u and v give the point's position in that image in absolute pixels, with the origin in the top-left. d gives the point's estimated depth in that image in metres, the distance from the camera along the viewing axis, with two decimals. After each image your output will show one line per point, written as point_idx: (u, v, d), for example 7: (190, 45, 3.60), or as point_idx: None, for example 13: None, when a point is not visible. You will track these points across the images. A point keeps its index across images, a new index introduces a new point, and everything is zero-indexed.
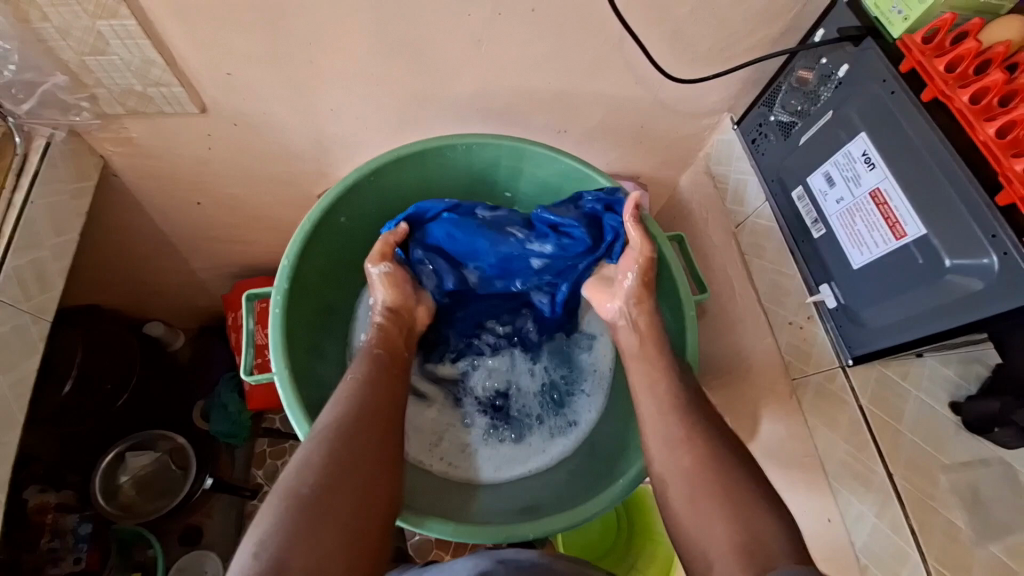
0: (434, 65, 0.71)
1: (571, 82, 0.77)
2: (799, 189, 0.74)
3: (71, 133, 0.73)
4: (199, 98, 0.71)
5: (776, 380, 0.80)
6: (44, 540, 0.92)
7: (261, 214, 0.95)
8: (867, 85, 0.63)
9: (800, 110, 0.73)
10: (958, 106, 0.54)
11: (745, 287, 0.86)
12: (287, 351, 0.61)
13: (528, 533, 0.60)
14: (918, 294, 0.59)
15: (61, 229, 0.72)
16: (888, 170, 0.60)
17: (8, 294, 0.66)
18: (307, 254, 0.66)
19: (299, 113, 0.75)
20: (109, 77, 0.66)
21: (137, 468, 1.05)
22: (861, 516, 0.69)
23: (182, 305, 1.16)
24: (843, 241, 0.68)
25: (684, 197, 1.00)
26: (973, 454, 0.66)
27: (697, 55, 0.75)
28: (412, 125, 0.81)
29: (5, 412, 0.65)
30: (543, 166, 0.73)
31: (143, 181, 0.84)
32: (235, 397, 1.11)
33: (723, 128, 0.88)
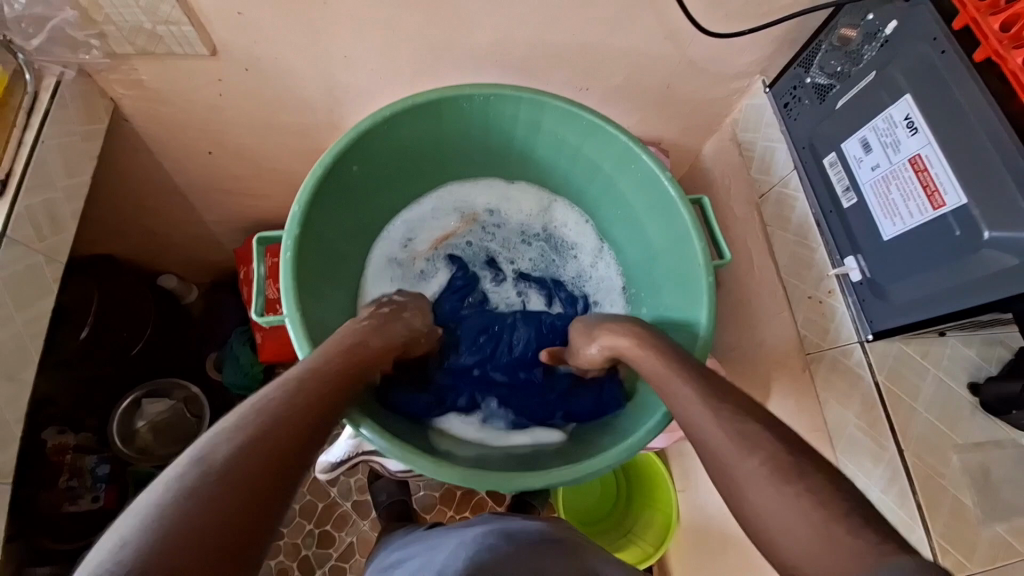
0: (453, 11, 0.67)
1: (598, 35, 0.73)
2: (832, 156, 0.70)
3: (80, 73, 0.72)
4: (210, 40, 0.68)
5: (790, 356, 0.79)
6: (63, 479, 0.94)
7: (273, 168, 0.93)
8: (916, 43, 0.58)
9: (840, 72, 0.69)
10: (1011, 68, 0.50)
11: (764, 259, 0.84)
12: (298, 296, 0.61)
13: (536, 483, 0.58)
14: (949, 269, 0.56)
15: (73, 171, 0.72)
16: (932, 136, 0.57)
17: (21, 234, 0.66)
18: (318, 201, 0.65)
19: (311, 58, 0.72)
20: (118, 13, 0.64)
21: (154, 414, 1.06)
22: (867, 490, 0.69)
23: (194, 259, 1.17)
24: (875, 210, 0.65)
25: (707, 165, 0.97)
26: (988, 435, 0.66)
27: (732, 9, 0.70)
28: (428, 77, 0.78)
29: (22, 349, 0.66)
30: (562, 122, 0.70)
31: (153, 127, 0.83)
32: (246, 350, 1.13)
33: (753, 92, 0.84)
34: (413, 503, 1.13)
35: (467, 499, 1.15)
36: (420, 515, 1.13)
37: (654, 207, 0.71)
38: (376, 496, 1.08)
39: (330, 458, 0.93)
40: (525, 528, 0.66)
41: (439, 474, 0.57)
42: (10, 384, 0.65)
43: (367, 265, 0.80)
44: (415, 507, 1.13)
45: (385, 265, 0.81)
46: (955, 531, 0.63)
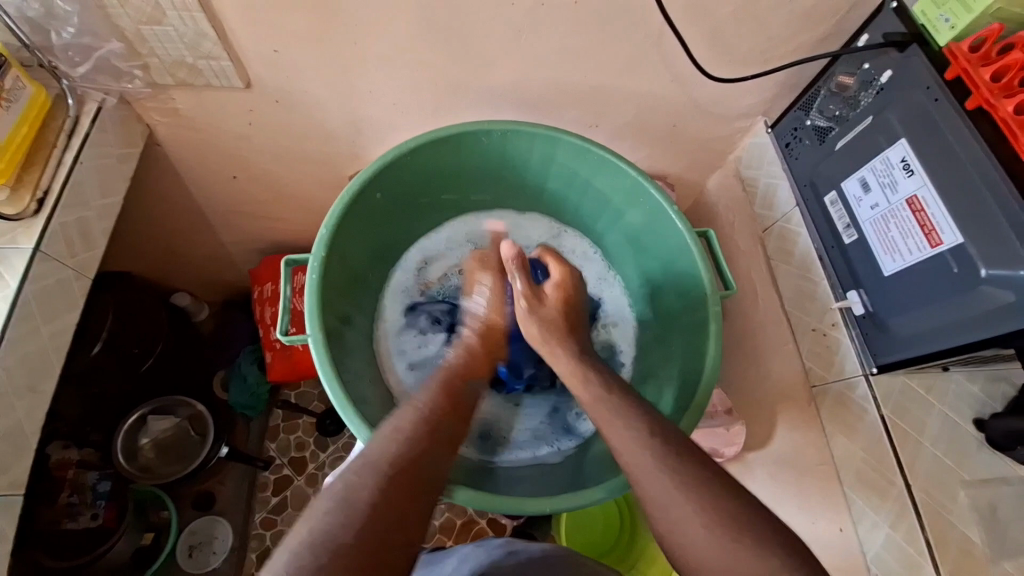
0: (472, 52, 0.72)
1: (608, 76, 0.77)
2: (833, 194, 0.73)
3: (121, 100, 0.76)
4: (245, 73, 0.73)
5: (795, 389, 0.79)
6: (64, 494, 0.92)
7: (293, 193, 0.97)
8: (910, 92, 0.62)
9: (838, 116, 0.72)
10: (1003, 115, 0.53)
11: (768, 291, 0.85)
12: (321, 315, 0.63)
13: (545, 509, 0.58)
14: (948, 304, 0.58)
15: (106, 191, 0.75)
16: (928, 178, 0.60)
17: (54, 249, 0.69)
18: (343, 226, 0.68)
19: (337, 93, 0.77)
20: (162, 47, 0.69)
21: (158, 431, 1.08)
22: (874, 526, 0.69)
23: (209, 278, 1.19)
24: (876, 248, 0.67)
25: (711, 199, 1.00)
26: (994, 473, 0.67)
27: (735, 56, 0.75)
28: (447, 112, 0.82)
29: (44, 360, 0.68)
30: (575, 155, 0.74)
31: (183, 151, 0.87)
32: (254, 369, 1.15)
33: (756, 132, 0.88)
34: None
35: (468, 528, 1.13)
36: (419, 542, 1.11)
37: (667, 239, 0.73)
38: None
39: None
40: (531, 547, 0.66)
41: (465, 499, 0.58)
42: (31, 395, 0.66)
43: (384, 294, 0.83)
44: None
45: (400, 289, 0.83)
46: (963, 568, 0.63)
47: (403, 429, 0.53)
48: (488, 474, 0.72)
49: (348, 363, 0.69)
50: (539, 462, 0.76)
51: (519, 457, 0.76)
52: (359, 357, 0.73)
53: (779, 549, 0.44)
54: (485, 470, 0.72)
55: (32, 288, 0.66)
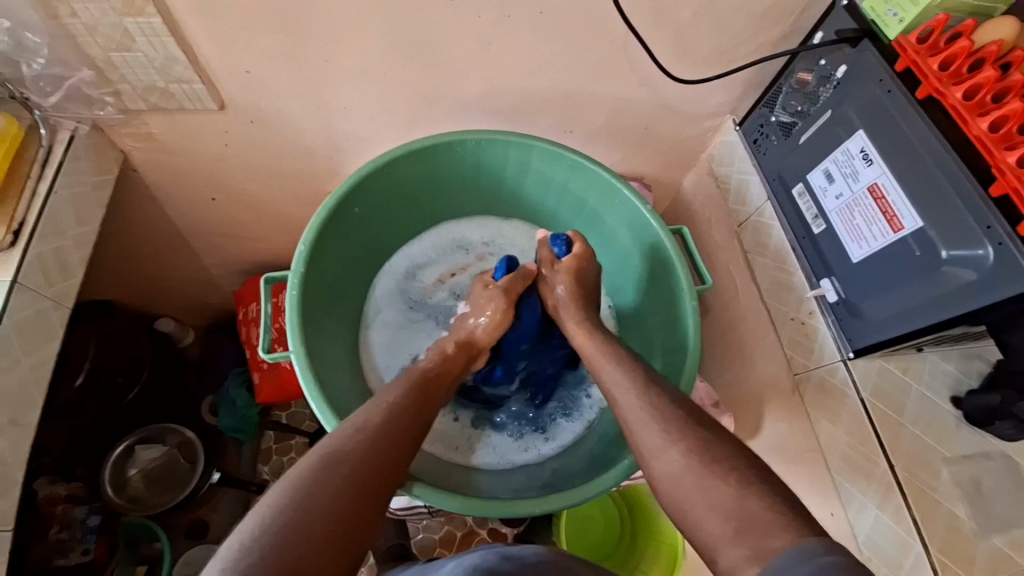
0: (443, 64, 0.73)
1: (578, 82, 0.79)
2: (800, 186, 0.76)
3: (94, 127, 0.76)
4: (218, 95, 0.74)
5: (779, 377, 0.81)
6: (53, 530, 0.91)
7: (273, 211, 0.97)
8: (865, 85, 0.65)
9: (800, 111, 0.75)
10: (952, 102, 0.56)
11: (748, 284, 0.87)
12: (303, 334, 0.63)
13: (535, 511, 0.58)
14: (914, 287, 0.60)
15: (82, 219, 0.75)
16: (886, 166, 0.62)
17: (31, 280, 0.68)
18: (321, 241, 0.69)
19: (314, 111, 0.77)
20: (133, 73, 0.69)
21: (147, 461, 1.05)
22: (864, 509, 0.70)
23: (193, 302, 1.18)
24: (842, 235, 0.69)
25: (688, 197, 1.02)
26: (976, 448, 0.68)
27: (698, 58, 0.77)
28: (422, 124, 0.83)
29: (23, 393, 0.67)
30: (548, 161, 0.75)
31: (160, 176, 0.87)
32: (242, 391, 1.14)
33: (725, 130, 0.90)
34: (411, 545, 1.10)
35: (467, 539, 1.12)
36: (418, 557, 1.09)
37: (644, 239, 0.74)
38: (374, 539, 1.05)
39: None
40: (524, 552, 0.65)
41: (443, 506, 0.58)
42: (12, 429, 0.65)
43: (367, 301, 0.83)
44: (413, 549, 1.10)
45: (385, 299, 0.84)
46: (953, 544, 0.64)
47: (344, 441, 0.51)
48: (459, 475, 0.74)
49: (332, 378, 0.69)
50: (519, 466, 0.77)
51: (493, 462, 0.77)
52: (340, 371, 0.73)
53: None
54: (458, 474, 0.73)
55: (10, 321, 0.65)
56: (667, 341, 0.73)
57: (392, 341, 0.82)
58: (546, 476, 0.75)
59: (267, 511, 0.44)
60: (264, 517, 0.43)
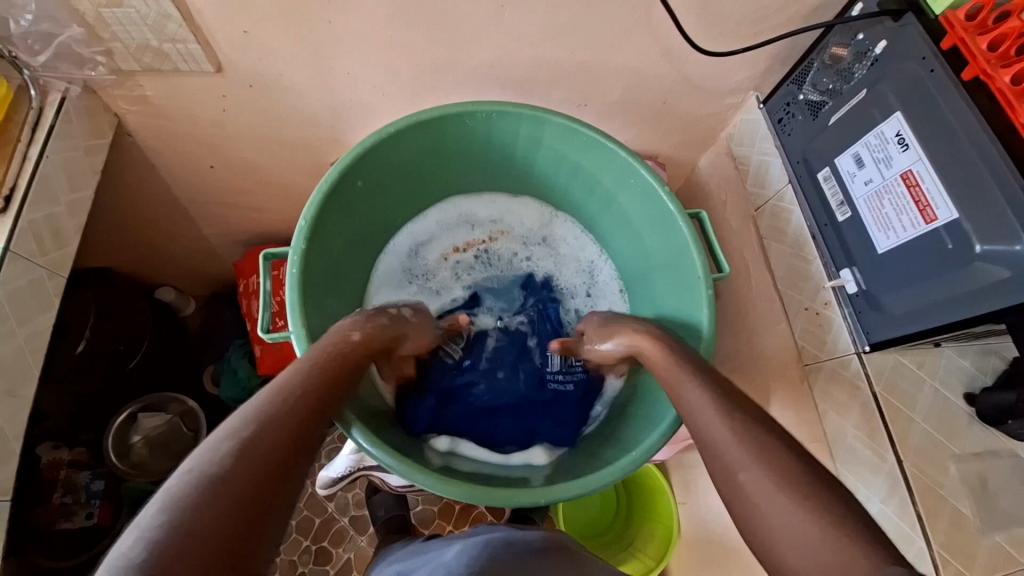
0: (453, 28, 0.68)
1: (595, 53, 0.74)
2: (826, 171, 0.72)
3: (86, 89, 0.72)
4: (215, 57, 0.70)
5: (789, 367, 0.79)
6: (57, 495, 0.93)
7: (273, 181, 0.94)
8: (905, 63, 0.60)
9: (832, 89, 0.71)
10: (999, 86, 0.52)
11: (761, 271, 0.85)
12: (304, 311, 0.62)
13: (538, 500, 0.57)
14: (942, 282, 0.57)
15: (76, 185, 0.72)
16: (923, 152, 0.58)
17: (24, 248, 0.66)
18: (325, 215, 0.66)
19: (315, 76, 0.73)
20: (125, 31, 0.65)
21: (150, 429, 1.05)
22: (867, 502, 0.70)
23: (194, 272, 1.17)
24: (869, 224, 0.66)
25: (703, 178, 0.98)
26: (984, 446, 0.67)
27: (725, 30, 0.72)
28: (430, 94, 0.79)
29: (21, 363, 0.66)
30: (562, 137, 0.72)
31: (157, 142, 0.83)
32: (244, 363, 1.12)
33: (748, 108, 0.86)
34: (411, 517, 1.11)
35: (467, 513, 1.13)
36: (418, 529, 1.11)
37: (659, 222, 0.72)
38: (374, 511, 1.06)
39: (331, 473, 0.99)
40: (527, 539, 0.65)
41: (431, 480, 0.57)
42: (10, 399, 0.65)
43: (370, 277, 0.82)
44: (413, 521, 1.11)
45: (390, 276, 0.83)
46: (955, 541, 0.63)
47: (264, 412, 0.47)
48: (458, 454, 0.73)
49: None
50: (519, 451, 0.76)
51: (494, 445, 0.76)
52: None
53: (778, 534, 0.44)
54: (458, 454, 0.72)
55: (4, 290, 0.64)
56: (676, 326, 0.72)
57: None
58: (547, 465, 0.72)
59: (172, 492, 0.40)
60: (192, 474, 0.41)
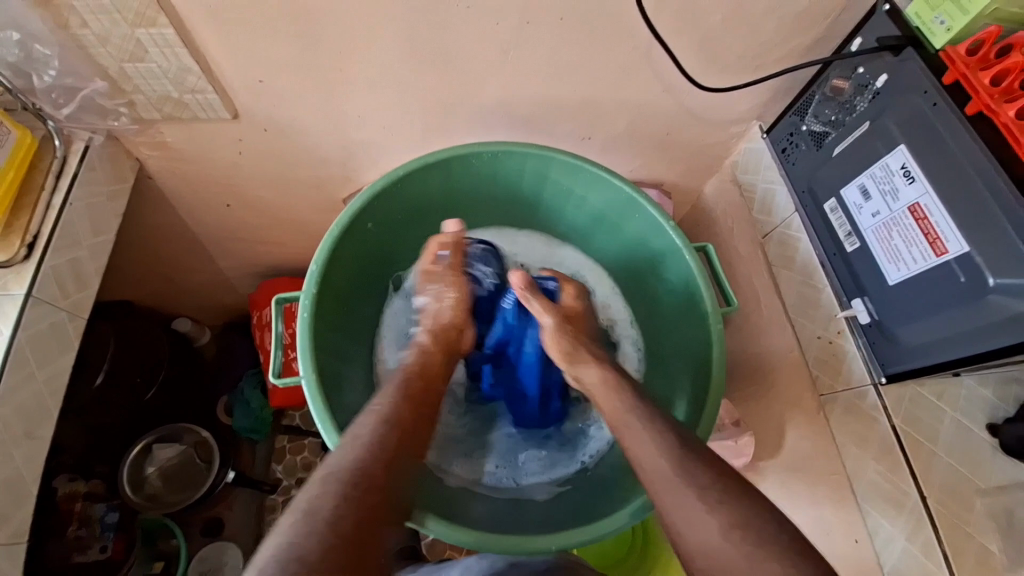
0: (459, 72, 0.71)
1: (598, 89, 0.76)
2: (832, 202, 0.72)
3: (108, 137, 0.76)
4: (232, 104, 0.73)
5: (802, 396, 0.78)
6: (72, 528, 0.91)
7: (286, 217, 0.96)
8: (907, 97, 0.61)
9: (834, 120, 0.71)
10: (1004, 121, 0.51)
11: (771, 298, 0.84)
12: (314, 355, 0.62)
13: (552, 545, 0.57)
14: (957, 314, 0.57)
15: (97, 230, 0.75)
16: (929, 184, 0.58)
17: (46, 293, 0.68)
18: (335, 257, 0.67)
19: (326, 119, 0.76)
20: (147, 83, 0.68)
21: (163, 459, 1.07)
22: (890, 538, 0.67)
23: (209, 303, 1.19)
24: (878, 256, 0.66)
25: (709, 204, 0.99)
26: (1012, 477, 0.65)
27: (724, 65, 0.74)
28: (438, 133, 0.81)
29: (40, 405, 0.67)
30: (568, 174, 0.73)
31: (174, 183, 0.86)
32: (257, 393, 1.14)
33: (751, 136, 0.87)
34: (421, 547, 1.10)
35: None
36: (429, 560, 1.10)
37: (666, 255, 0.72)
38: None
39: None
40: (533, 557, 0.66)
41: (434, 529, 0.57)
42: (29, 442, 0.66)
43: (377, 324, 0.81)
44: (423, 552, 1.10)
45: (400, 324, 0.82)
46: None
47: (346, 469, 0.49)
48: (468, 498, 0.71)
49: (345, 404, 0.68)
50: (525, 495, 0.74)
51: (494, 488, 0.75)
52: (355, 395, 0.72)
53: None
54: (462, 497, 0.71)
55: (26, 334, 0.65)
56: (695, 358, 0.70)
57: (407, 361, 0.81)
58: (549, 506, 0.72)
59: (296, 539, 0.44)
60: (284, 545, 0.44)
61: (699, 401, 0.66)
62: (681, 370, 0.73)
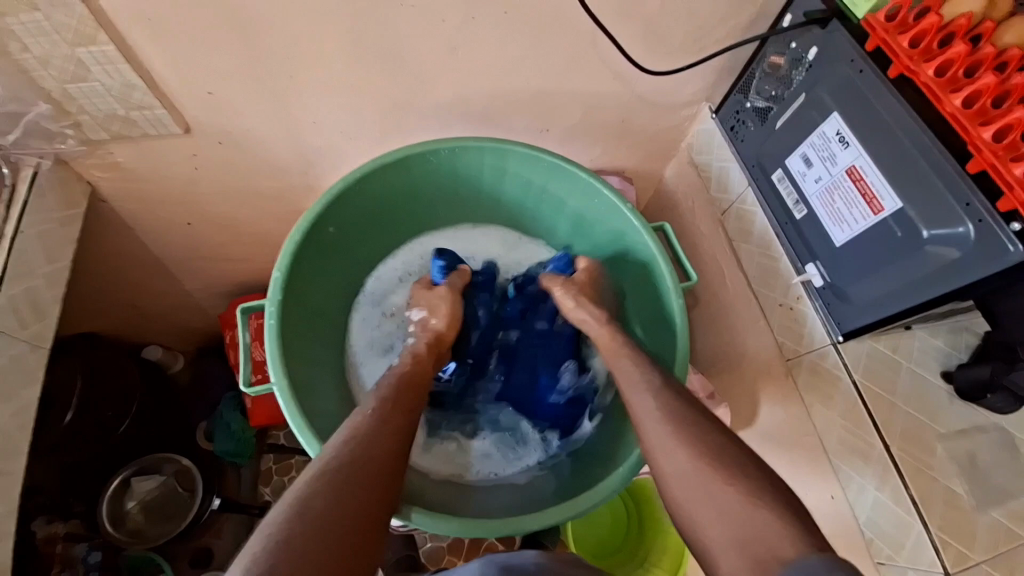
0: (409, 72, 0.71)
1: (549, 81, 0.78)
2: (779, 172, 0.75)
3: (57, 162, 0.74)
4: (183, 119, 0.72)
5: (772, 363, 0.81)
6: (54, 571, 0.89)
7: (251, 231, 0.95)
8: (836, 66, 0.64)
9: (775, 95, 0.74)
10: (924, 80, 0.55)
11: (735, 272, 0.87)
12: (285, 360, 0.63)
13: (533, 525, 0.59)
14: (901, 266, 0.60)
15: (53, 257, 0.73)
16: (863, 147, 0.62)
17: (2, 323, 0.66)
18: (299, 264, 0.68)
19: (281, 128, 0.76)
20: (93, 104, 0.67)
21: (143, 493, 1.03)
22: (863, 490, 0.70)
23: (179, 327, 1.17)
24: (825, 220, 0.69)
25: (670, 188, 1.01)
26: (969, 421, 0.68)
27: (668, 50, 0.76)
28: (396, 134, 0.82)
29: (6, 440, 0.65)
30: (525, 164, 0.74)
31: (132, 205, 0.85)
32: (237, 415, 1.12)
33: (702, 118, 0.90)
34: (419, 556, 1.09)
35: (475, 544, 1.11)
36: (427, 567, 1.09)
37: (626, 236, 0.74)
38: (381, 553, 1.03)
39: None
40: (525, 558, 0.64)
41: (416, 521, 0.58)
42: None
43: (348, 335, 0.81)
44: (421, 560, 1.09)
45: (366, 328, 0.82)
46: (952, 521, 0.64)
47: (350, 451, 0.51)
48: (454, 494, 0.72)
49: (319, 410, 0.68)
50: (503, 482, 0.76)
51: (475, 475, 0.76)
52: (326, 396, 0.72)
53: None
54: (445, 491, 0.72)
55: None
56: (657, 345, 0.72)
57: (374, 362, 0.81)
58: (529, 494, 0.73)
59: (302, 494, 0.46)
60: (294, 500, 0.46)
61: None
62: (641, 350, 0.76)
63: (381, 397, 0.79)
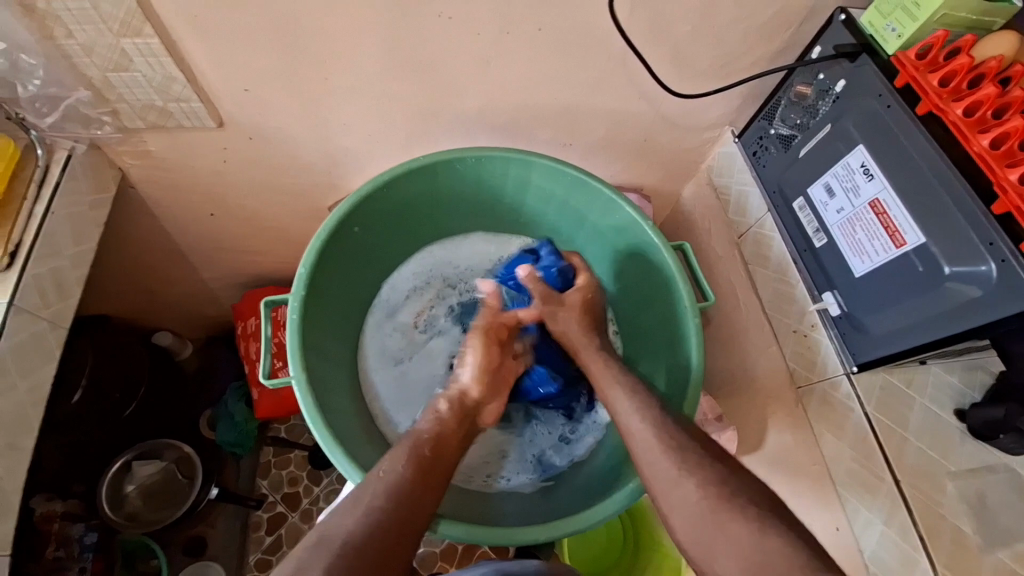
0: (440, 81, 0.73)
1: (576, 97, 0.79)
2: (800, 200, 0.76)
3: (92, 146, 0.76)
4: (217, 113, 0.73)
5: (782, 389, 0.81)
6: (50, 549, 0.87)
7: (271, 225, 0.96)
8: (864, 99, 0.65)
9: (800, 124, 0.75)
10: (952, 119, 0.56)
11: (749, 296, 0.87)
12: (303, 357, 0.63)
13: (539, 537, 0.58)
14: (919, 301, 0.60)
15: (79, 239, 0.74)
16: (887, 180, 0.62)
17: (28, 302, 0.67)
18: (322, 262, 0.69)
19: (311, 127, 0.77)
20: (131, 93, 0.69)
21: (143, 477, 1.04)
22: (870, 523, 0.68)
23: (191, 315, 1.17)
24: (844, 250, 0.69)
25: (688, 207, 1.02)
26: (980, 461, 0.69)
27: (696, 72, 0.77)
28: (422, 140, 0.83)
29: (21, 417, 0.66)
30: (549, 177, 0.75)
31: (158, 193, 0.86)
32: (240, 406, 1.12)
33: (723, 141, 0.90)
34: (412, 560, 1.08)
35: (469, 552, 1.11)
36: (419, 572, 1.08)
37: (645, 253, 0.74)
38: None
39: None
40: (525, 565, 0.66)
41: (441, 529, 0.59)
42: (9, 452, 0.65)
43: (361, 341, 0.81)
44: (414, 564, 1.08)
45: (378, 336, 0.82)
46: (957, 561, 0.63)
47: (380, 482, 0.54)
48: (468, 504, 0.72)
49: (334, 410, 0.67)
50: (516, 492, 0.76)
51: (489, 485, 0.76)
52: (341, 398, 0.72)
53: (777, 558, 0.44)
54: (459, 501, 0.72)
55: (8, 343, 0.65)
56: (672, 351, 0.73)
57: (386, 371, 0.80)
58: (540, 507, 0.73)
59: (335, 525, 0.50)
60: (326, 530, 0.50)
61: (676, 385, 0.70)
62: (658, 349, 0.76)
63: (392, 402, 0.78)
